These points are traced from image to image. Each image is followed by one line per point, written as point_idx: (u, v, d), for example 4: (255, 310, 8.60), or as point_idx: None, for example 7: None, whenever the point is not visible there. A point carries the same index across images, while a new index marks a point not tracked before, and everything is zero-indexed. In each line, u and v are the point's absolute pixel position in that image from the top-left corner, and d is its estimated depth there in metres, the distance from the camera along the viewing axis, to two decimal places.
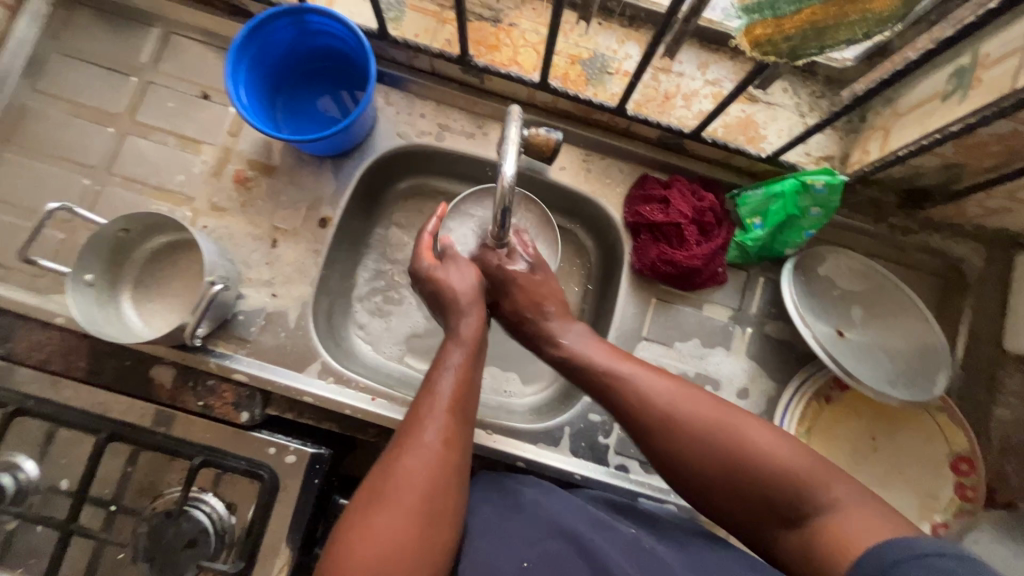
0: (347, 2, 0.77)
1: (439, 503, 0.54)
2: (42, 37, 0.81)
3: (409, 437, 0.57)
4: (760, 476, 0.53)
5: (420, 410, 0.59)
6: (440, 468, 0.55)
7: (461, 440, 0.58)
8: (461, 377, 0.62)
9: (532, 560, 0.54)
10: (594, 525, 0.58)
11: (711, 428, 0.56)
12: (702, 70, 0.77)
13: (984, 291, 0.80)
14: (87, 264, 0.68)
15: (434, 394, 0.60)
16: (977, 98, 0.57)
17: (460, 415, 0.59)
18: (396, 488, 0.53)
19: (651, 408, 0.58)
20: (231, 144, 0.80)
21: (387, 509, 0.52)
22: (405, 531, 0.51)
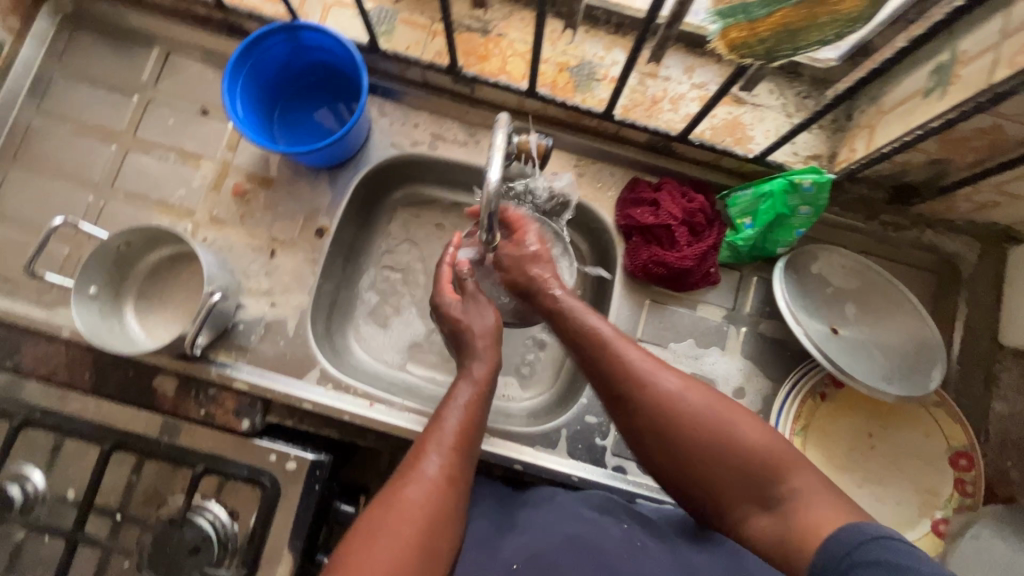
0: (339, 18, 0.79)
1: (436, 537, 0.55)
2: (47, 59, 0.83)
3: (413, 467, 0.58)
4: (737, 453, 0.57)
5: (425, 444, 0.60)
6: (440, 501, 0.57)
7: (461, 478, 0.60)
8: (467, 416, 0.63)
9: (521, 561, 0.57)
10: (584, 526, 0.60)
11: (694, 403, 0.59)
12: (688, 74, 0.79)
13: (978, 285, 0.80)
14: (90, 278, 0.70)
15: (439, 430, 0.61)
16: (956, 94, 0.57)
17: (464, 454, 0.61)
18: (397, 517, 0.55)
19: (640, 377, 0.61)
20: (230, 158, 0.82)
21: (386, 534, 0.53)
22: (401, 563, 0.52)
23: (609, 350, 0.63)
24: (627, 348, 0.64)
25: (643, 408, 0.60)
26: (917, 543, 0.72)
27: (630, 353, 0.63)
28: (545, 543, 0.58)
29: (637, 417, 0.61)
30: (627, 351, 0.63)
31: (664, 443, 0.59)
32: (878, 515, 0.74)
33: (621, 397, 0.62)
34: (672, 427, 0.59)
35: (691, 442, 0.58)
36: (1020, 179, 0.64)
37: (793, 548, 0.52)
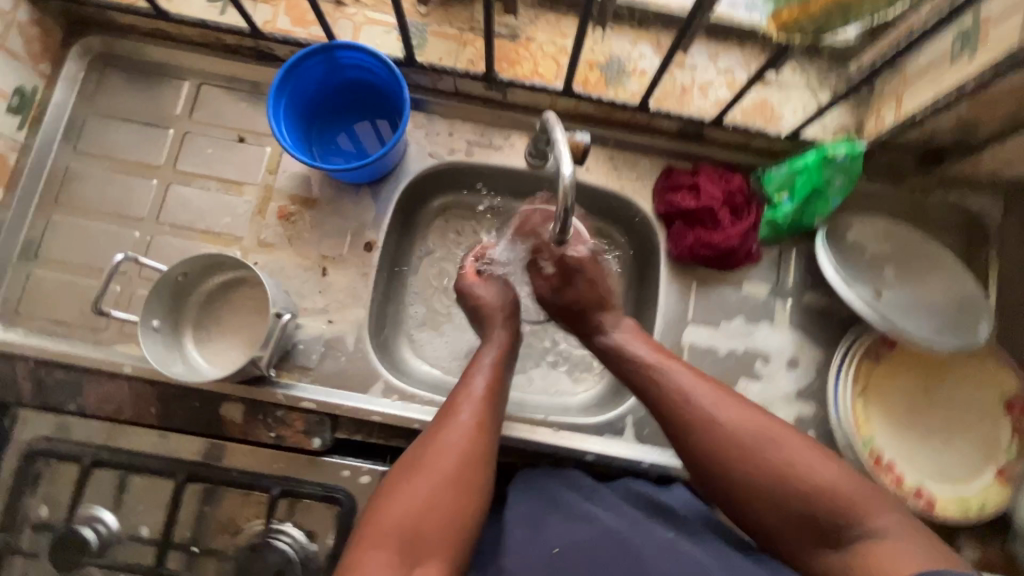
0: (372, 35, 0.81)
1: (470, 474, 0.60)
2: (79, 100, 0.84)
3: (447, 414, 0.64)
4: (809, 489, 0.55)
5: (457, 398, 0.66)
6: (472, 441, 0.62)
7: (491, 423, 0.65)
8: (492, 374, 0.69)
9: (563, 546, 0.57)
10: (631, 527, 0.59)
11: (761, 438, 0.58)
12: (713, 61, 0.82)
13: (1008, 238, 0.83)
14: (153, 311, 0.71)
15: (471, 386, 0.67)
16: (986, 56, 0.61)
17: (492, 405, 0.66)
18: (433, 455, 0.60)
19: (707, 414, 0.61)
20: (271, 181, 0.83)
21: (424, 473, 0.59)
22: (439, 491, 0.58)
23: (663, 381, 0.64)
24: (688, 380, 0.64)
25: (710, 440, 0.60)
26: (984, 491, 0.74)
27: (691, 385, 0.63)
28: (588, 534, 0.58)
29: (697, 450, 0.60)
30: (691, 387, 0.63)
31: (728, 477, 0.58)
32: (941, 466, 0.76)
33: (681, 431, 0.61)
34: (738, 459, 0.58)
35: (759, 478, 0.57)
36: None
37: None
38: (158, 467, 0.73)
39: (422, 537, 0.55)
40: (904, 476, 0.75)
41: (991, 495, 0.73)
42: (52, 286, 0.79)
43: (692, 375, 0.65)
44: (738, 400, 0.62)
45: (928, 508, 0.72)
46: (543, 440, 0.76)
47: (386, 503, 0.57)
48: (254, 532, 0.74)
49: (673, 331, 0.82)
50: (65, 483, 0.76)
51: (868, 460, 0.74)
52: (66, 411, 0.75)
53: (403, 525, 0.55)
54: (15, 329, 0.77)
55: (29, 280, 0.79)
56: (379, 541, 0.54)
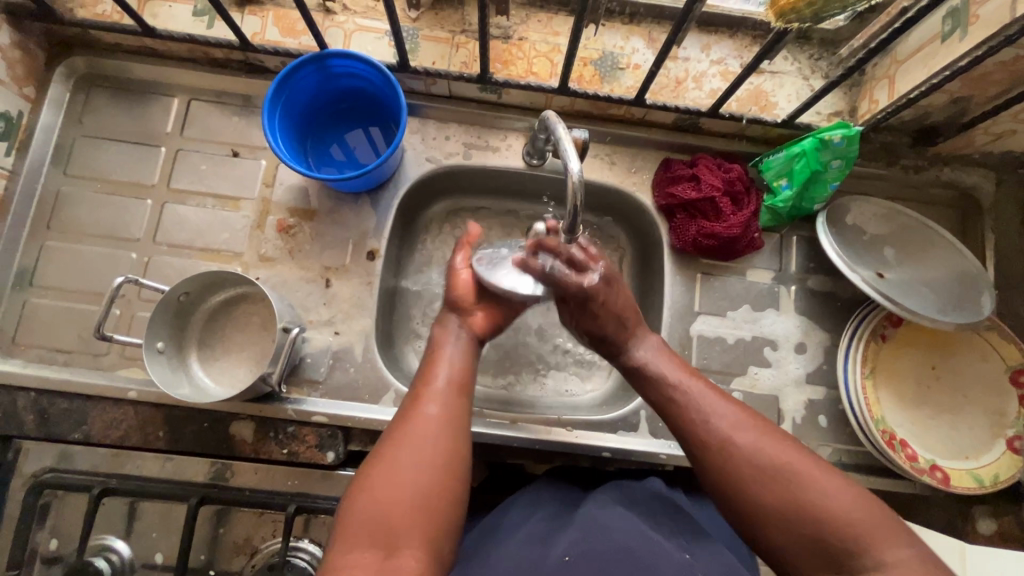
0: (363, 42, 0.81)
1: (440, 463, 0.54)
2: (66, 123, 0.82)
3: (411, 406, 0.58)
4: (816, 517, 0.49)
5: (421, 387, 0.60)
6: (440, 431, 0.56)
7: (461, 411, 0.59)
8: (458, 361, 0.63)
9: (574, 555, 0.52)
10: (644, 540, 0.54)
11: (765, 459, 0.53)
12: (705, 52, 0.82)
13: (1002, 212, 0.85)
14: (156, 333, 0.70)
15: (434, 375, 0.61)
16: (977, 33, 0.61)
17: (461, 392, 0.61)
18: (400, 449, 0.54)
19: (721, 431, 0.56)
20: (269, 195, 0.82)
21: (391, 464, 0.53)
22: (407, 486, 0.51)
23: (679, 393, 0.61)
24: (697, 392, 0.60)
25: (713, 453, 0.55)
26: (996, 463, 0.74)
27: (701, 398, 0.59)
28: (601, 545, 0.53)
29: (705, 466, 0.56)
30: (701, 398, 0.59)
31: (730, 495, 0.53)
32: (952, 441, 0.77)
33: (689, 444, 0.57)
34: (742, 480, 0.53)
35: (762, 500, 0.52)
36: None
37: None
38: (169, 491, 0.72)
39: (396, 540, 0.48)
40: (917, 453, 0.75)
41: (1004, 467, 0.74)
42: (49, 314, 0.77)
43: (707, 389, 0.60)
44: (752, 417, 0.57)
45: (943, 483, 0.73)
46: (557, 439, 0.76)
47: (355, 503, 0.51)
48: (271, 551, 0.73)
49: (680, 323, 0.82)
50: (75, 514, 0.74)
51: (882, 439, 0.74)
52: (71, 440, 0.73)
53: (372, 527, 0.49)
54: (13, 360, 0.75)
55: (25, 309, 0.77)
56: (350, 546, 0.48)
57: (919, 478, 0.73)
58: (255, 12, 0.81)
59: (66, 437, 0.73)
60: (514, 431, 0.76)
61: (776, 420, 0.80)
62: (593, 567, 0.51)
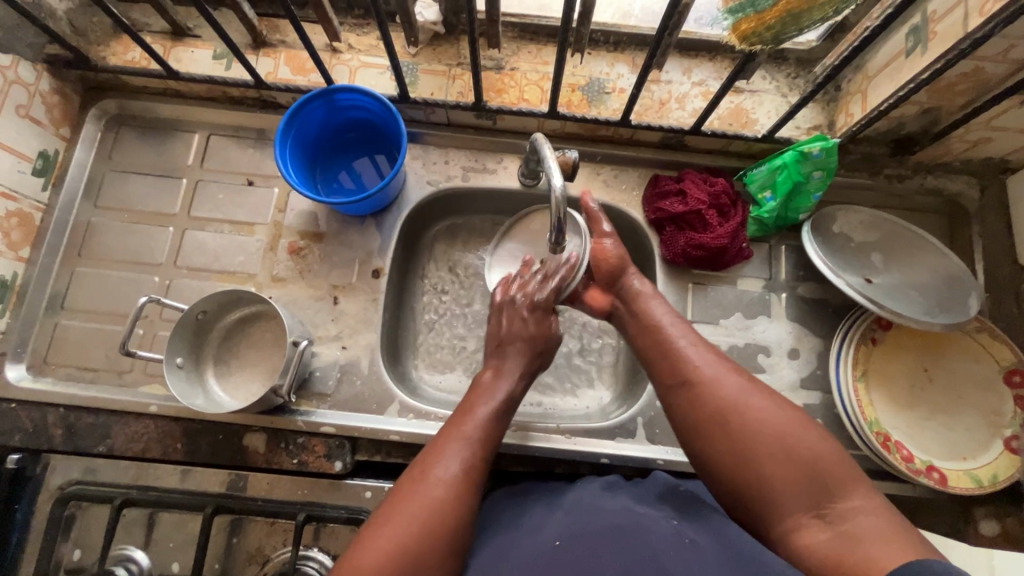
0: (367, 77, 0.87)
1: (448, 523, 0.54)
2: (98, 158, 0.89)
3: (434, 458, 0.59)
4: (793, 456, 0.55)
5: (450, 435, 0.61)
6: (459, 494, 0.56)
7: (480, 474, 0.60)
8: (488, 421, 0.64)
9: (564, 539, 0.55)
10: (630, 516, 0.57)
11: (748, 409, 0.58)
12: (687, 75, 0.87)
13: (987, 216, 0.87)
14: (176, 349, 0.74)
15: (464, 429, 0.62)
16: (937, 47, 0.65)
17: (480, 453, 0.61)
18: (415, 500, 0.55)
19: (720, 379, 0.61)
20: (281, 219, 0.87)
21: (399, 515, 0.54)
22: (409, 541, 0.52)
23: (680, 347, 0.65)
24: (687, 347, 0.65)
25: (705, 400, 0.60)
26: (993, 463, 0.75)
27: (703, 356, 0.64)
28: (592, 526, 0.56)
29: (702, 406, 0.60)
30: (694, 354, 0.64)
31: (730, 436, 0.58)
32: (948, 443, 0.78)
33: (687, 385, 0.62)
34: (731, 423, 0.58)
35: (759, 441, 0.56)
36: (1007, 112, 0.71)
37: (850, 566, 0.49)
38: (187, 502, 0.76)
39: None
40: (913, 455, 0.76)
41: (1002, 466, 0.74)
42: (79, 334, 0.83)
43: (704, 345, 0.65)
44: (743, 374, 0.62)
45: (940, 484, 0.73)
46: (556, 446, 0.78)
47: (367, 542, 0.52)
48: (283, 560, 0.75)
49: None
50: (97, 525, 0.78)
51: (876, 440, 0.74)
52: (96, 452, 0.78)
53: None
54: (44, 378, 0.81)
55: (56, 330, 0.83)
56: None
57: (916, 479, 0.74)
58: (269, 54, 0.88)
59: (92, 450, 0.77)
60: (514, 438, 0.79)
61: None
62: (581, 542, 0.54)
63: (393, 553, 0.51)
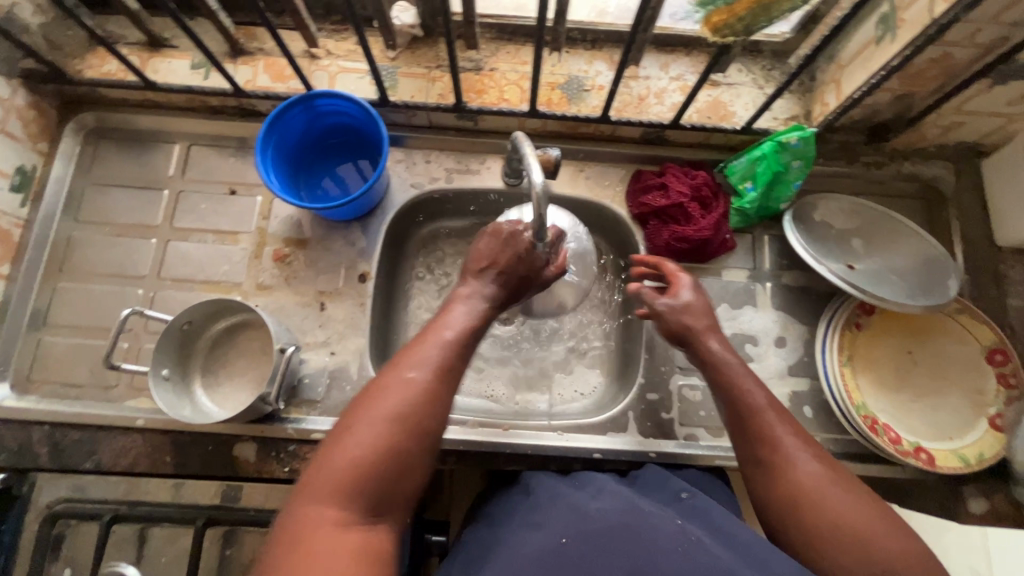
0: (347, 82, 0.88)
1: (425, 416, 0.54)
2: (77, 173, 0.89)
3: (408, 363, 0.57)
4: (871, 551, 0.53)
5: (425, 336, 0.60)
6: (431, 400, 0.55)
7: (456, 372, 0.59)
8: (465, 321, 0.62)
9: (570, 537, 0.56)
10: (636, 515, 0.58)
11: (826, 495, 0.56)
12: (665, 70, 0.89)
13: (964, 199, 0.88)
14: (162, 361, 0.74)
15: (440, 327, 0.61)
16: (905, 34, 0.66)
17: (458, 351, 0.60)
18: (390, 398, 0.54)
19: (792, 458, 0.59)
20: (265, 226, 0.87)
21: (374, 414, 0.53)
22: (383, 439, 0.52)
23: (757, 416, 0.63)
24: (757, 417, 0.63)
25: (783, 483, 0.58)
26: (980, 441, 0.76)
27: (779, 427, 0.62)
28: (597, 525, 0.57)
29: (776, 486, 0.59)
30: (777, 426, 0.62)
31: (799, 520, 0.56)
32: (935, 424, 0.79)
33: (763, 463, 0.61)
34: (806, 508, 0.56)
35: (834, 530, 0.54)
36: (977, 96, 0.73)
37: None
38: (178, 516, 0.77)
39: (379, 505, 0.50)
40: (901, 436, 0.77)
41: (988, 444, 0.75)
42: (62, 350, 0.82)
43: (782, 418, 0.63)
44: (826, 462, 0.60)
45: (928, 464, 0.74)
46: (550, 443, 0.78)
47: (331, 456, 0.51)
48: None
49: None
50: (88, 542, 0.77)
51: (864, 424, 0.75)
52: (83, 469, 0.76)
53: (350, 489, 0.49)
54: (28, 396, 0.79)
55: (39, 347, 0.82)
56: (324, 497, 0.49)
57: (904, 460, 0.75)
58: (247, 62, 0.88)
59: (76, 468, 0.76)
60: (505, 437, 0.79)
61: None
62: (589, 540, 0.55)
63: (363, 459, 0.51)
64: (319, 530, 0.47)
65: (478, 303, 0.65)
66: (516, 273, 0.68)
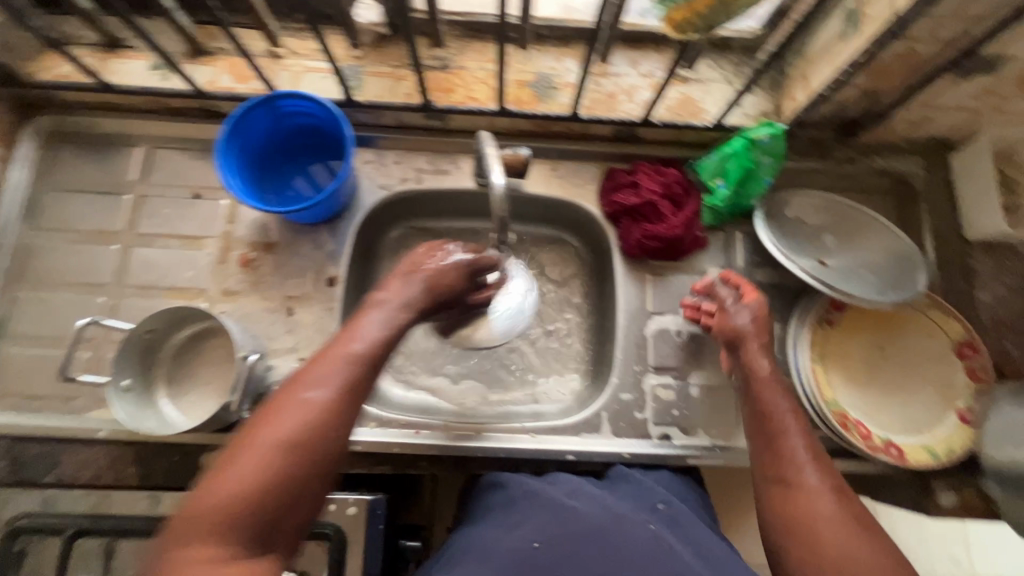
0: (311, 82, 0.86)
1: (315, 442, 0.53)
2: (35, 178, 0.86)
3: (307, 382, 0.55)
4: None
5: (327, 354, 0.58)
6: (326, 423, 0.54)
7: (357, 393, 0.57)
8: (373, 337, 0.60)
9: (542, 540, 0.56)
10: (610, 520, 0.58)
11: (834, 526, 0.56)
12: (635, 67, 0.88)
13: (934, 194, 0.88)
14: (122, 371, 0.72)
15: (344, 345, 0.58)
16: (870, 28, 0.66)
17: (361, 371, 0.58)
18: (279, 425, 0.52)
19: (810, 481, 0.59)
20: (230, 230, 0.85)
21: (260, 442, 0.51)
22: (266, 468, 0.50)
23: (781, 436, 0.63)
24: (788, 436, 0.63)
25: (795, 504, 0.58)
26: (950, 436, 0.76)
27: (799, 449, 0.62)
28: (570, 530, 0.56)
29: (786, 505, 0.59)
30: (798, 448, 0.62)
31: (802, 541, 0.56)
32: (905, 419, 0.79)
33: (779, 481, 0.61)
34: (806, 533, 0.56)
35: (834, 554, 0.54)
36: (943, 90, 0.72)
37: None
38: None
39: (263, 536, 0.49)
40: (871, 432, 0.77)
41: (958, 438, 0.75)
42: (21, 361, 0.80)
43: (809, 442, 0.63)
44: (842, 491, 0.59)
45: (898, 459, 0.75)
46: (522, 446, 0.78)
47: (212, 484, 0.50)
48: None
49: (635, 325, 0.84)
50: None
51: (835, 421, 0.75)
52: (43, 482, 0.76)
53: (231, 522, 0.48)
54: None
55: None
56: (202, 530, 0.48)
57: (874, 456, 0.75)
58: (208, 62, 0.86)
59: (38, 481, 0.76)
60: (478, 441, 0.78)
61: (736, 411, 0.81)
62: (562, 546, 0.55)
63: (248, 488, 0.49)
64: (192, 564, 0.46)
65: (400, 308, 0.63)
66: (445, 279, 0.68)
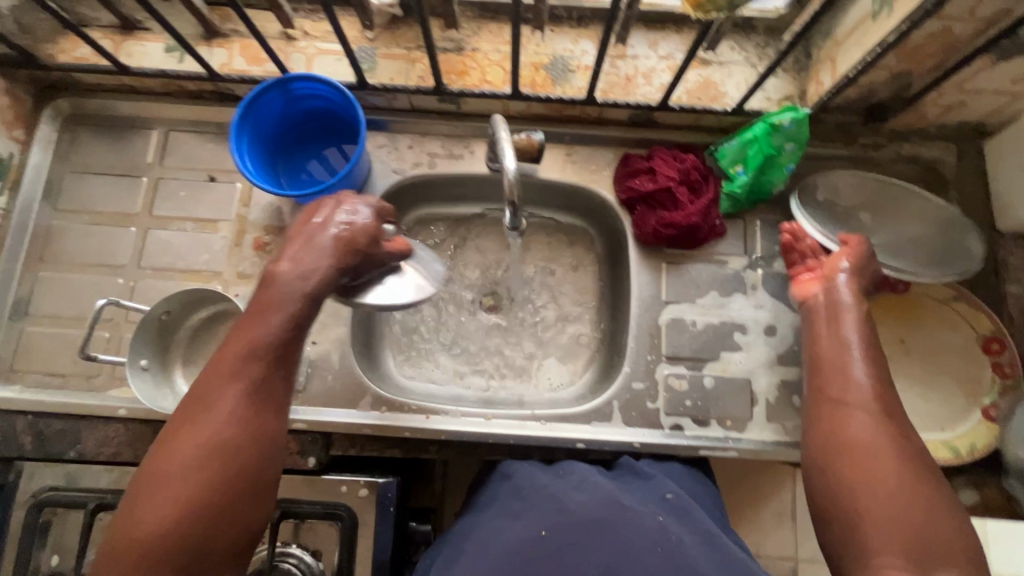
0: (324, 64, 0.85)
1: (228, 453, 0.53)
2: (54, 160, 0.87)
3: (213, 392, 0.56)
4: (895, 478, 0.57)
5: (221, 360, 0.57)
6: (235, 430, 0.54)
7: (263, 393, 0.57)
8: (272, 329, 0.59)
9: (549, 528, 0.56)
10: (615, 510, 0.57)
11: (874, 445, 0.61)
12: (653, 49, 0.85)
13: (965, 182, 0.85)
14: (140, 350, 0.73)
15: (238, 347, 0.58)
16: (903, 7, 0.63)
17: (263, 369, 0.58)
18: (186, 448, 0.53)
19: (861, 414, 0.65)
20: (244, 214, 0.86)
21: (169, 470, 0.52)
22: (181, 493, 0.51)
23: None
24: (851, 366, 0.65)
25: None
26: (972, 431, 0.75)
27: None
28: (576, 518, 0.56)
29: None
30: None
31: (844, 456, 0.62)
32: (928, 414, 0.77)
33: None
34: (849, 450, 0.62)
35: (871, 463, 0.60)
36: (980, 72, 0.69)
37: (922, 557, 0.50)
38: None
39: (203, 544, 0.51)
40: None
41: (980, 434, 0.75)
42: (44, 340, 0.82)
43: None
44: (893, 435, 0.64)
45: None
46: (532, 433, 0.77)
47: (136, 515, 0.51)
48: (261, 556, 0.71)
49: (649, 314, 0.83)
50: None
51: None
52: (66, 457, 0.77)
53: (164, 538, 0.50)
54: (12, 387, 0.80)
55: (22, 337, 0.82)
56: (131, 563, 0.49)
57: None
58: (222, 44, 0.86)
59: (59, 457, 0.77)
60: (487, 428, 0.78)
61: (750, 403, 0.80)
62: (569, 534, 0.55)
63: (169, 516, 0.50)
64: None
65: (303, 279, 0.61)
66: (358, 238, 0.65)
